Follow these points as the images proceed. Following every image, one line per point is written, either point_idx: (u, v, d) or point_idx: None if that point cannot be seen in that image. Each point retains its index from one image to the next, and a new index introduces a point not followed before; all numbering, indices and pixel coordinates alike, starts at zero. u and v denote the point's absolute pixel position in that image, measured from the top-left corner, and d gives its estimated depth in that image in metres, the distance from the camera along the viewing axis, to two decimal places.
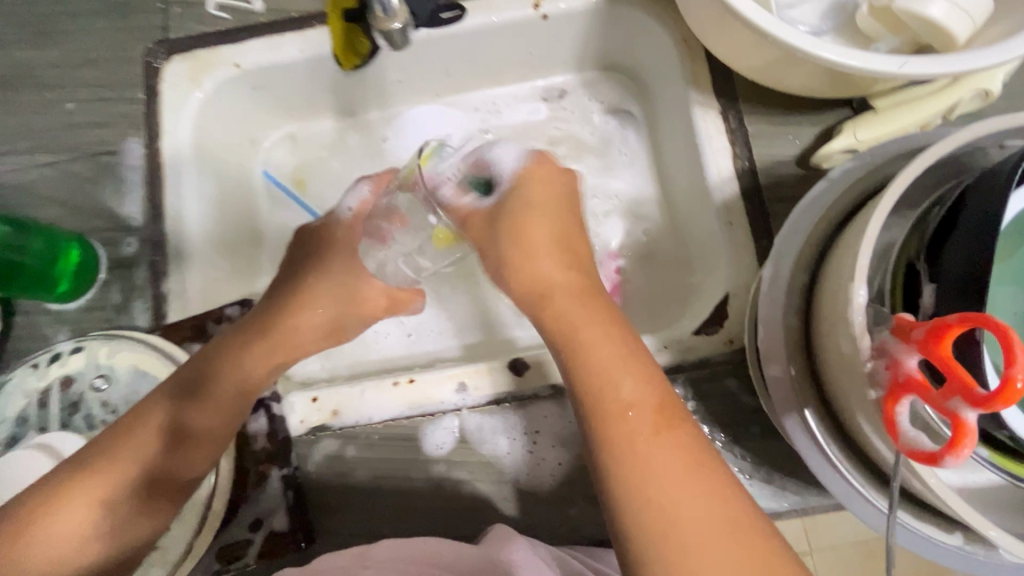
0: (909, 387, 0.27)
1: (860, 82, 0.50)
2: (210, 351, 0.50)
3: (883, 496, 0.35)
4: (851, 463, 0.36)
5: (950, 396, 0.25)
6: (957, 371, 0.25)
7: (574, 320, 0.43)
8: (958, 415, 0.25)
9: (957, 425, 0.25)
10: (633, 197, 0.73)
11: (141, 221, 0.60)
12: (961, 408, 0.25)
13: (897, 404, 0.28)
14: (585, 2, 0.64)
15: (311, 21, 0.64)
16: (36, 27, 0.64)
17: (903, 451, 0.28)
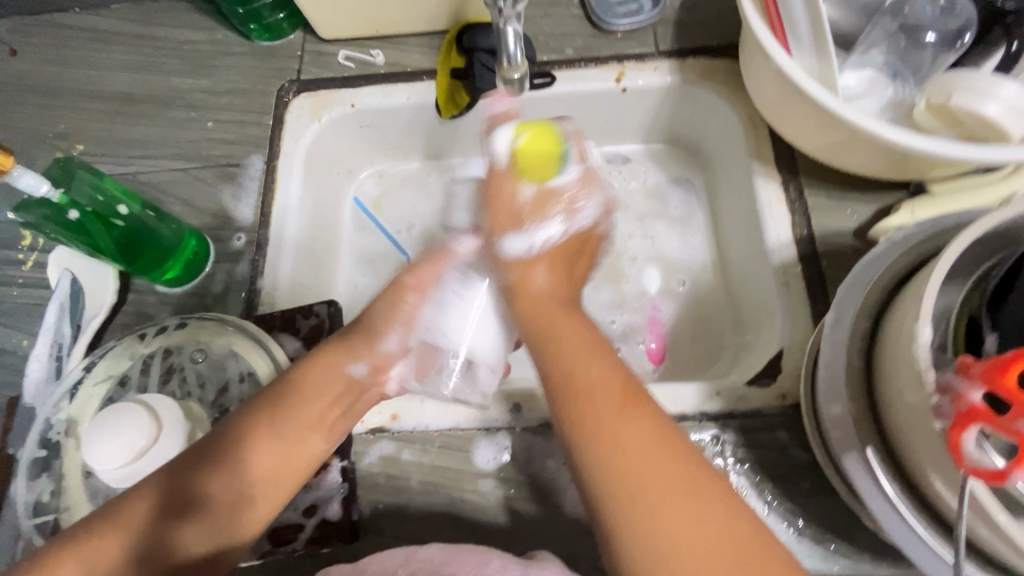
0: (976, 414, 0.30)
1: (918, 166, 0.55)
2: (248, 409, 0.47)
3: (945, 544, 0.36)
4: (911, 508, 0.37)
5: (1015, 416, 0.28)
6: (1021, 395, 0.28)
7: (568, 330, 0.45)
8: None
9: (1021, 442, 0.27)
10: (688, 258, 0.78)
11: (251, 223, 0.69)
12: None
13: (963, 429, 0.30)
14: (661, 81, 0.72)
15: (421, 76, 0.74)
16: (196, 61, 0.77)
17: (967, 470, 0.30)
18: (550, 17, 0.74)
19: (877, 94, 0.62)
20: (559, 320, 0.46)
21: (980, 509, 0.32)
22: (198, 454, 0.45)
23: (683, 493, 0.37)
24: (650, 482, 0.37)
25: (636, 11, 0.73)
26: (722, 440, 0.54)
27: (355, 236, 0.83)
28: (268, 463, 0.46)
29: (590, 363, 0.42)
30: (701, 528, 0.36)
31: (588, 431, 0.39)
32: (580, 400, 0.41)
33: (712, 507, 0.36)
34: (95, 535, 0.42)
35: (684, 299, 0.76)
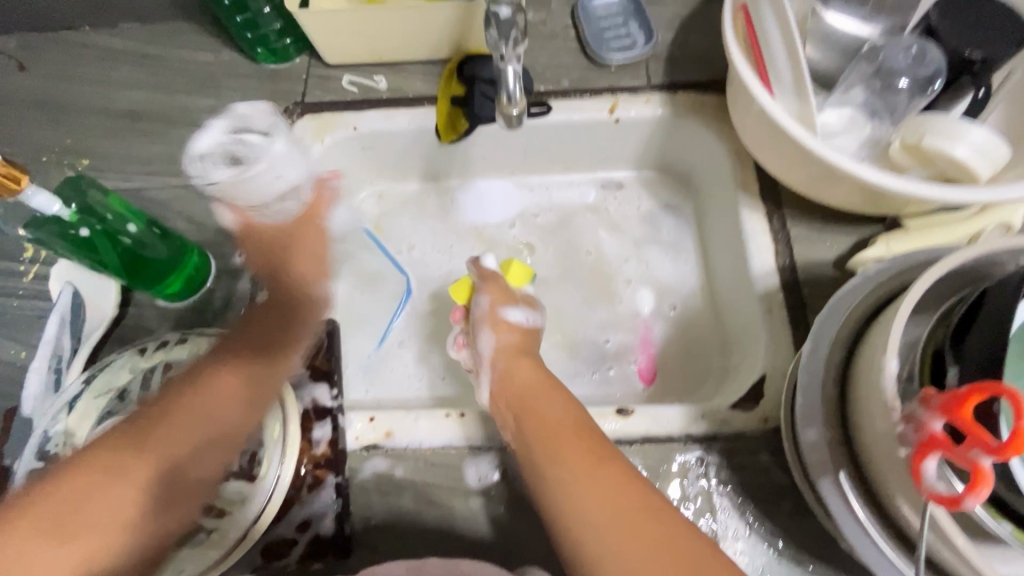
0: (935, 443, 0.32)
1: (893, 203, 0.58)
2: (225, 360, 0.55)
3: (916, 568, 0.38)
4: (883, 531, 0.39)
5: (969, 446, 0.30)
6: (974, 427, 0.30)
7: (548, 410, 0.54)
8: (976, 463, 0.30)
9: (973, 471, 0.30)
10: (677, 282, 0.81)
11: (251, 241, 0.70)
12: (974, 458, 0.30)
13: (925, 457, 0.32)
14: (651, 113, 0.75)
15: (422, 101, 0.77)
16: (203, 82, 0.79)
17: (927, 494, 0.32)
18: (547, 49, 0.77)
19: (855, 132, 0.66)
20: (542, 394, 0.56)
21: (941, 535, 0.34)
22: (189, 377, 0.53)
23: (590, 467, 0.47)
24: (567, 465, 0.48)
25: (628, 45, 0.76)
26: (706, 462, 0.56)
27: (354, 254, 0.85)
28: (184, 420, 0.50)
29: (553, 440, 0.51)
30: (594, 488, 0.46)
31: (540, 436, 0.51)
32: (523, 406, 0.55)
33: (613, 476, 0.47)
34: (89, 465, 0.45)
35: (673, 322, 0.78)
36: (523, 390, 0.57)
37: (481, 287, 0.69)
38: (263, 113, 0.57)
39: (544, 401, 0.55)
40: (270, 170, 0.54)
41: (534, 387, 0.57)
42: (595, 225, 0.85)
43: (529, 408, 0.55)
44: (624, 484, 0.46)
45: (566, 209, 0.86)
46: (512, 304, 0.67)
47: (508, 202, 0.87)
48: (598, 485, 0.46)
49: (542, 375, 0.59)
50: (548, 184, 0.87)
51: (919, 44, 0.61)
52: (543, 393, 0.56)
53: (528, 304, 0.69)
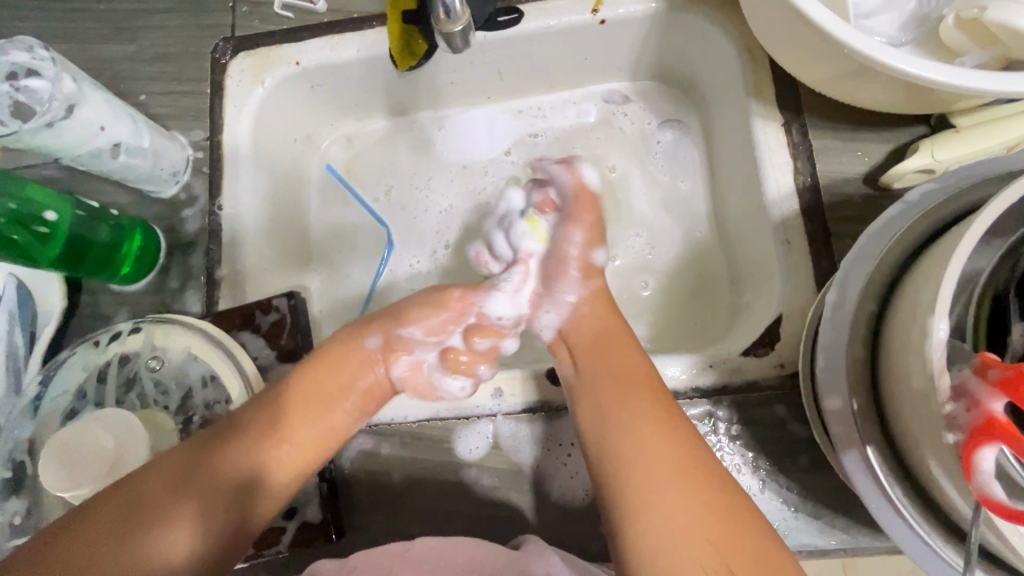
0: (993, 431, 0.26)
1: (937, 99, 0.48)
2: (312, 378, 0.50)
3: (959, 554, 0.32)
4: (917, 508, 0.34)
5: None
6: None
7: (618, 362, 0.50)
8: None
9: None
10: (682, 209, 0.72)
11: (199, 209, 0.62)
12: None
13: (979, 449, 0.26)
14: (645, 8, 0.62)
15: (371, 22, 0.65)
16: (117, 23, 0.67)
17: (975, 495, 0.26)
18: None
19: (898, 7, 0.53)
20: (616, 345, 0.52)
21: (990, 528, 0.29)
22: (267, 411, 0.48)
23: (648, 416, 0.45)
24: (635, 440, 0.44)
25: None
26: (716, 420, 0.51)
27: (323, 207, 0.77)
28: (313, 432, 0.48)
29: (623, 360, 0.50)
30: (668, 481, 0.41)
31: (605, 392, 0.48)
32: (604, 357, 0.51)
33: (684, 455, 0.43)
34: (164, 512, 0.42)
35: (679, 255, 0.71)
36: (614, 376, 0.49)
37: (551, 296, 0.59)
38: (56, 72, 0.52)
39: (614, 353, 0.51)
40: (94, 118, 0.53)
41: (607, 338, 0.53)
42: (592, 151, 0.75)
43: (601, 356, 0.51)
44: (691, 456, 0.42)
45: (568, 131, 0.76)
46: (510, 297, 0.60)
47: (495, 129, 0.77)
48: (663, 445, 0.43)
49: (616, 326, 0.54)
50: (538, 106, 0.77)
51: None
52: (622, 345, 0.52)
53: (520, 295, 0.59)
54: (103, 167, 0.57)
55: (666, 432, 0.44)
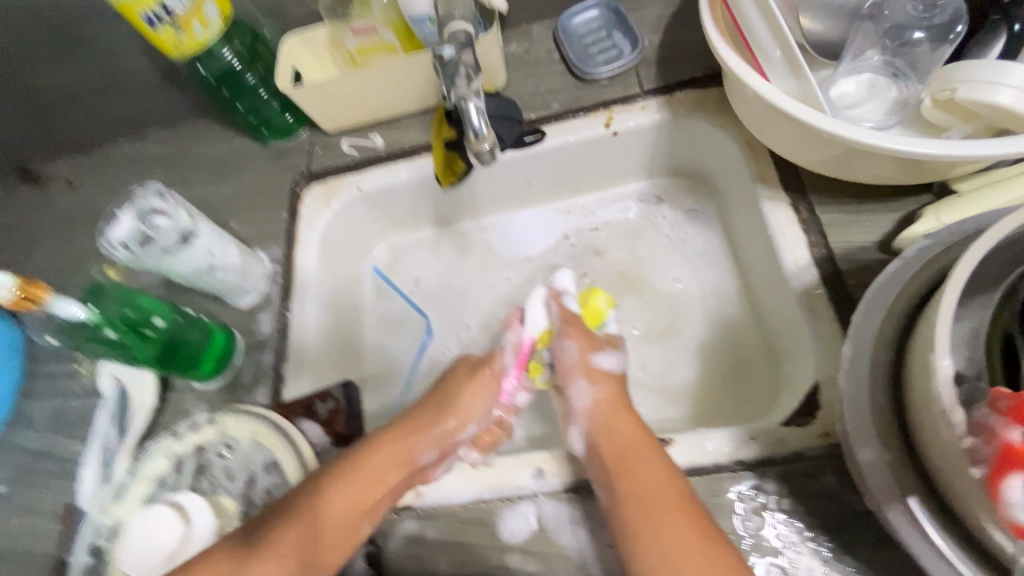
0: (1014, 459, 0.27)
1: (932, 168, 0.51)
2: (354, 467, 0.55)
3: None
4: None
5: None
6: None
7: (644, 460, 0.52)
8: None
9: None
10: (713, 291, 0.75)
11: (273, 313, 0.72)
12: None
13: (1005, 478, 0.27)
14: (651, 119, 0.72)
15: (418, 152, 0.77)
16: (219, 169, 0.83)
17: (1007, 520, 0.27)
18: (533, 76, 0.76)
19: (879, 98, 0.59)
20: (639, 451, 0.53)
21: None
22: (310, 492, 0.53)
23: (675, 518, 0.48)
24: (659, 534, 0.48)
25: (615, 57, 0.73)
26: (766, 493, 0.49)
27: (379, 308, 0.86)
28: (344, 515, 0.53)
29: (641, 452, 0.53)
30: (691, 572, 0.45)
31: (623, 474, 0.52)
32: (621, 444, 0.55)
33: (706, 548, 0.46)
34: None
35: (712, 335, 0.73)
36: (619, 440, 0.55)
37: (564, 331, 0.64)
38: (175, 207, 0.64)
39: (642, 452, 0.53)
40: (203, 243, 0.65)
41: (636, 438, 0.55)
42: (626, 243, 0.81)
43: (626, 449, 0.54)
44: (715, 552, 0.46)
45: (613, 229, 0.82)
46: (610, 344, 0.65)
47: (547, 228, 0.85)
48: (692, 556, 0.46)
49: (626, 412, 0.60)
50: (582, 207, 0.85)
51: None
52: (634, 435, 0.56)
53: (613, 345, 0.65)
54: (202, 281, 0.67)
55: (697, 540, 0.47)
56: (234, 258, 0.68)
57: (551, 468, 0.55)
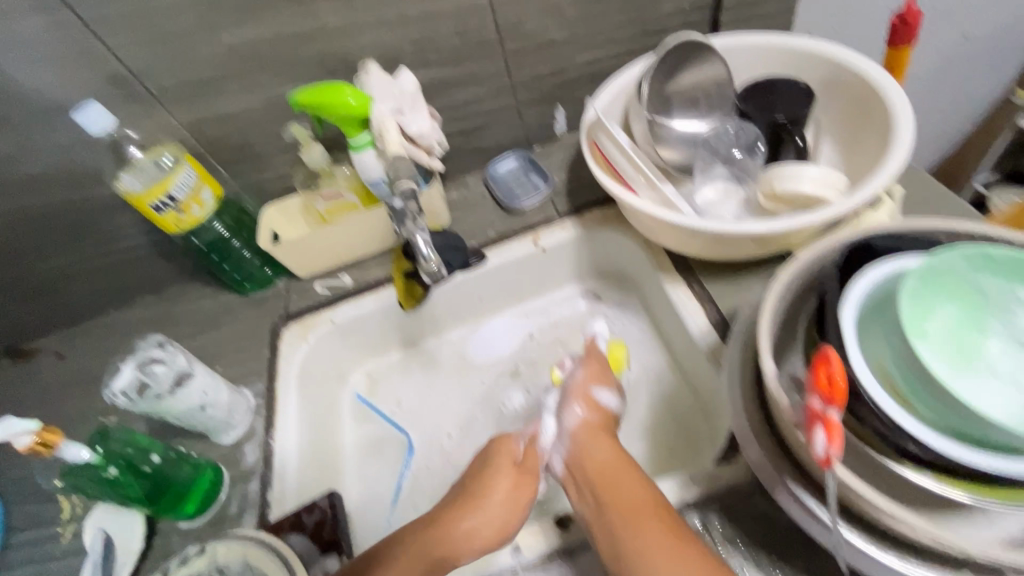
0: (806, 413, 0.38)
1: (773, 242, 0.67)
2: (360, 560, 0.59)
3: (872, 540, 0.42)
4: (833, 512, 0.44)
5: (821, 403, 0.36)
6: (814, 385, 0.36)
7: (625, 487, 0.57)
8: (827, 416, 0.35)
9: (827, 423, 0.35)
10: (650, 366, 0.86)
11: (258, 442, 0.78)
12: (839, 401, 0.35)
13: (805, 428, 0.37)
14: (570, 234, 0.89)
15: (382, 284, 0.91)
16: (206, 322, 0.94)
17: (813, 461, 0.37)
18: (472, 214, 0.94)
19: (732, 197, 0.78)
20: (617, 472, 0.59)
21: (860, 485, 0.40)
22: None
23: (657, 528, 0.53)
24: (643, 542, 0.52)
25: (534, 191, 0.93)
26: (711, 526, 0.56)
27: (357, 428, 0.92)
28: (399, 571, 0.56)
29: (620, 479, 0.59)
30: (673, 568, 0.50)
31: (614, 505, 0.56)
32: (601, 476, 0.60)
33: (686, 551, 0.51)
34: None
35: (657, 404, 0.83)
36: (596, 462, 0.62)
37: (583, 362, 0.74)
38: (175, 353, 0.73)
39: (621, 476, 0.59)
40: (199, 385, 0.74)
41: (609, 468, 0.60)
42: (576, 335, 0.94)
43: (610, 484, 0.58)
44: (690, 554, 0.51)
45: (570, 323, 0.96)
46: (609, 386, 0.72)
47: (512, 330, 0.97)
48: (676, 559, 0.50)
49: (603, 440, 0.65)
50: (538, 307, 0.98)
51: (736, 126, 0.78)
52: (618, 467, 0.60)
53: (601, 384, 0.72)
54: (193, 419, 0.74)
55: (676, 544, 0.51)
56: (225, 396, 0.76)
57: (527, 539, 0.60)
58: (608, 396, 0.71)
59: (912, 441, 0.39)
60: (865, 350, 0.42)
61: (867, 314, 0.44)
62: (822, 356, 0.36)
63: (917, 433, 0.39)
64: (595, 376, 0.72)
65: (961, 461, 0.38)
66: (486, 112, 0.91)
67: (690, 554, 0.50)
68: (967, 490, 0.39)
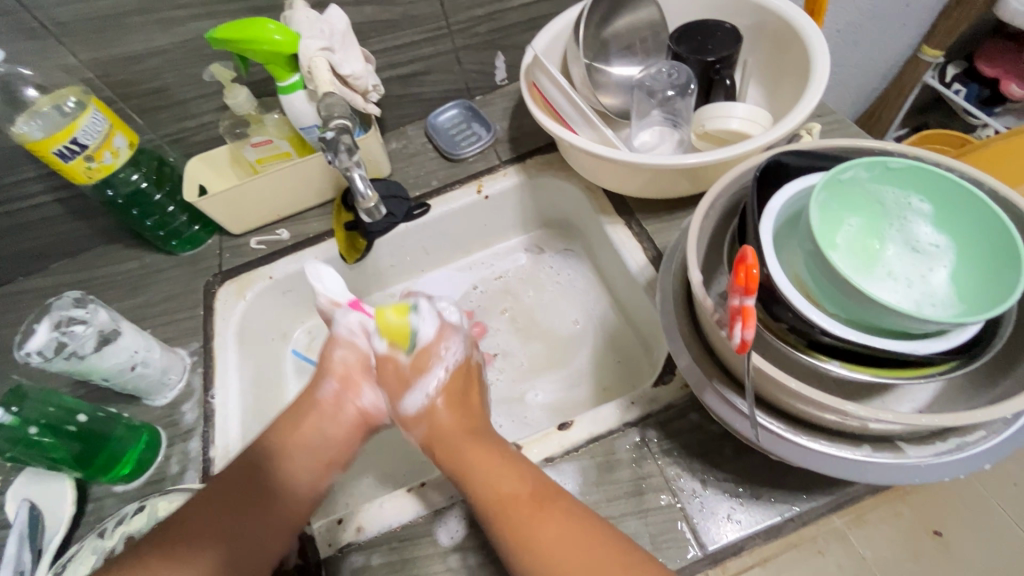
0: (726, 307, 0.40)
1: (706, 176, 0.70)
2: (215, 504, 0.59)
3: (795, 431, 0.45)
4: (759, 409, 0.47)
5: (736, 294, 0.38)
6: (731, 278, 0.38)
7: (484, 463, 0.57)
8: (742, 304, 0.37)
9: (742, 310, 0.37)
10: (593, 309, 0.89)
11: (196, 401, 0.75)
12: (753, 290, 0.37)
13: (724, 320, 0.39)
14: (512, 182, 0.89)
15: (322, 237, 0.88)
16: (131, 284, 0.88)
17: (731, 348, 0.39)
18: (413, 165, 0.92)
19: (667, 139, 0.79)
20: (471, 447, 0.59)
21: (776, 372, 0.42)
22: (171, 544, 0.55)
23: (528, 499, 0.53)
24: (515, 514, 0.52)
25: (476, 140, 0.92)
26: (650, 441, 0.60)
27: (302, 386, 0.90)
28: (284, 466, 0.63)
29: (468, 445, 0.60)
30: (544, 535, 0.51)
31: (462, 470, 0.57)
32: (444, 442, 0.62)
33: (556, 516, 0.52)
34: None
35: (599, 344, 0.86)
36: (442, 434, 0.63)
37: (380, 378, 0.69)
38: (98, 308, 0.68)
39: (471, 445, 0.60)
40: (128, 343, 0.69)
41: (458, 430, 0.63)
42: (521, 284, 0.95)
43: (457, 450, 0.60)
44: (567, 524, 0.51)
45: (511, 275, 0.96)
46: (410, 387, 0.66)
47: (457, 283, 0.97)
48: (548, 527, 0.51)
49: (457, 401, 0.66)
50: (483, 260, 0.99)
51: (669, 66, 0.76)
52: (471, 438, 0.61)
53: (419, 372, 0.66)
54: (122, 379, 0.70)
55: (544, 513, 0.52)
56: (157, 354, 0.73)
57: None
58: (451, 350, 0.68)
59: (823, 330, 0.41)
60: (780, 255, 0.46)
61: (786, 222, 0.46)
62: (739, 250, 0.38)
63: (828, 323, 0.41)
64: (395, 389, 0.67)
65: (866, 344, 0.40)
66: (423, 58, 0.88)
67: (561, 520, 0.51)
68: (868, 371, 0.41)
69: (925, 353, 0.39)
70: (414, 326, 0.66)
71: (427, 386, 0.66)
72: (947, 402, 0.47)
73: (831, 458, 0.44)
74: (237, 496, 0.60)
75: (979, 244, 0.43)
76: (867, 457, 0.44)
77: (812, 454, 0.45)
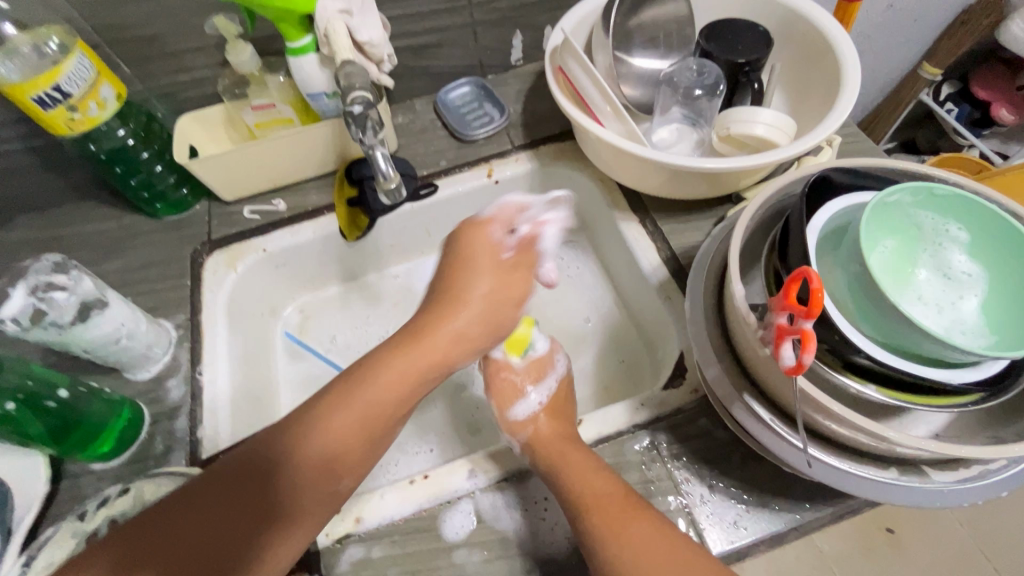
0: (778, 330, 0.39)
1: (728, 181, 0.70)
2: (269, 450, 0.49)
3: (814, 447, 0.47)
4: (781, 423, 0.48)
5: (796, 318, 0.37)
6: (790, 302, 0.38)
7: (583, 468, 0.55)
8: (802, 329, 0.37)
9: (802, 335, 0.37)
10: (596, 304, 0.89)
11: (182, 378, 0.70)
12: (815, 314, 0.36)
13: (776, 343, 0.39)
14: (524, 169, 0.87)
15: (322, 211, 0.84)
16: (108, 247, 0.82)
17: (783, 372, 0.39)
18: (421, 142, 0.88)
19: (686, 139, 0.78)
20: (567, 452, 0.56)
21: (821, 395, 0.42)
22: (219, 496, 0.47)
23: (621, 505, 0.51)
24: (602, 520, 0.50)
25: (488, 122, 0.89)
26: (658, 445, 0.60)
27: (292, 365, 0.87)
28: (363, 425, 0.52)
29: (571, 453, 0.56)
30: (637, 543, 0.48)
31: (573, 477, 0.54)
32: (543, 448, 0.58)
33: (646, 528, 0.49)
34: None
35: (601, 340, 0.86)
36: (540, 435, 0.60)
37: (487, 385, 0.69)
38: (82, 273, 0.63)
39: (568, 451, 0.57)
40: (116, 313, 0.65)
41: (566, 439, 0.59)
42: None
43: (559, 457, 0.56)
44: (657, 535, 0.48)
45: None
46: (523, 395, 0.67)
47: None
48: (639, 534, 0.48)
49: (558, 416, 0.63)
50: None
51: (699, 62, 0.75)
52: (570, 445, 0.57)
53: (535, 377, 0.68)
54: (104, 351, 0.66)
55: (632, 516, 0.50)
56: (143, 326, 0.68)
57: (486, 464, 0.60)
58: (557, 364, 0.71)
59: (861, 353, 0.42)
60: (819, 271, 0.45)
61: (827, 240, 0.46)
62: (799, 274, 0.38)
63: (866, 346, 0.42)
64: (504, 400, 0.67)
65: (902, 369, 0.41)
66: (439, 29, 0.84)
67: (646, 530, 0.48)
68: (899, 396, 0.42)
69: (958, 382, 0.40)
70: (534, 339, 0.70)
71: (542, 391, 0.67)
72: (956, 425, 0.48)
73: (851, 476, 0.46)
74: (292, 454, 0.49)
75: (1012, 279, 0.44)
76: (887, 478, 0.45)
77: (836, 472, 0.46)
